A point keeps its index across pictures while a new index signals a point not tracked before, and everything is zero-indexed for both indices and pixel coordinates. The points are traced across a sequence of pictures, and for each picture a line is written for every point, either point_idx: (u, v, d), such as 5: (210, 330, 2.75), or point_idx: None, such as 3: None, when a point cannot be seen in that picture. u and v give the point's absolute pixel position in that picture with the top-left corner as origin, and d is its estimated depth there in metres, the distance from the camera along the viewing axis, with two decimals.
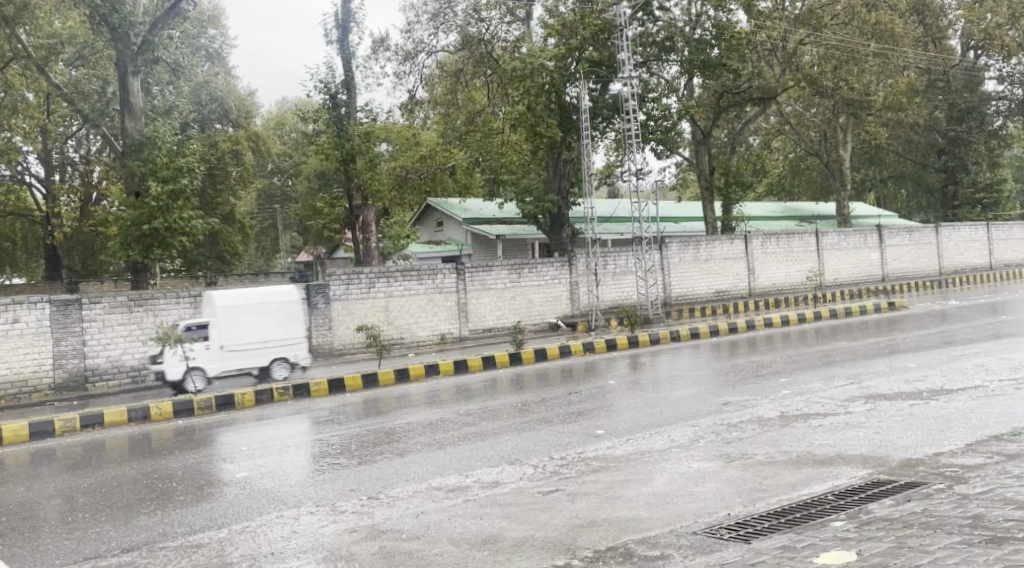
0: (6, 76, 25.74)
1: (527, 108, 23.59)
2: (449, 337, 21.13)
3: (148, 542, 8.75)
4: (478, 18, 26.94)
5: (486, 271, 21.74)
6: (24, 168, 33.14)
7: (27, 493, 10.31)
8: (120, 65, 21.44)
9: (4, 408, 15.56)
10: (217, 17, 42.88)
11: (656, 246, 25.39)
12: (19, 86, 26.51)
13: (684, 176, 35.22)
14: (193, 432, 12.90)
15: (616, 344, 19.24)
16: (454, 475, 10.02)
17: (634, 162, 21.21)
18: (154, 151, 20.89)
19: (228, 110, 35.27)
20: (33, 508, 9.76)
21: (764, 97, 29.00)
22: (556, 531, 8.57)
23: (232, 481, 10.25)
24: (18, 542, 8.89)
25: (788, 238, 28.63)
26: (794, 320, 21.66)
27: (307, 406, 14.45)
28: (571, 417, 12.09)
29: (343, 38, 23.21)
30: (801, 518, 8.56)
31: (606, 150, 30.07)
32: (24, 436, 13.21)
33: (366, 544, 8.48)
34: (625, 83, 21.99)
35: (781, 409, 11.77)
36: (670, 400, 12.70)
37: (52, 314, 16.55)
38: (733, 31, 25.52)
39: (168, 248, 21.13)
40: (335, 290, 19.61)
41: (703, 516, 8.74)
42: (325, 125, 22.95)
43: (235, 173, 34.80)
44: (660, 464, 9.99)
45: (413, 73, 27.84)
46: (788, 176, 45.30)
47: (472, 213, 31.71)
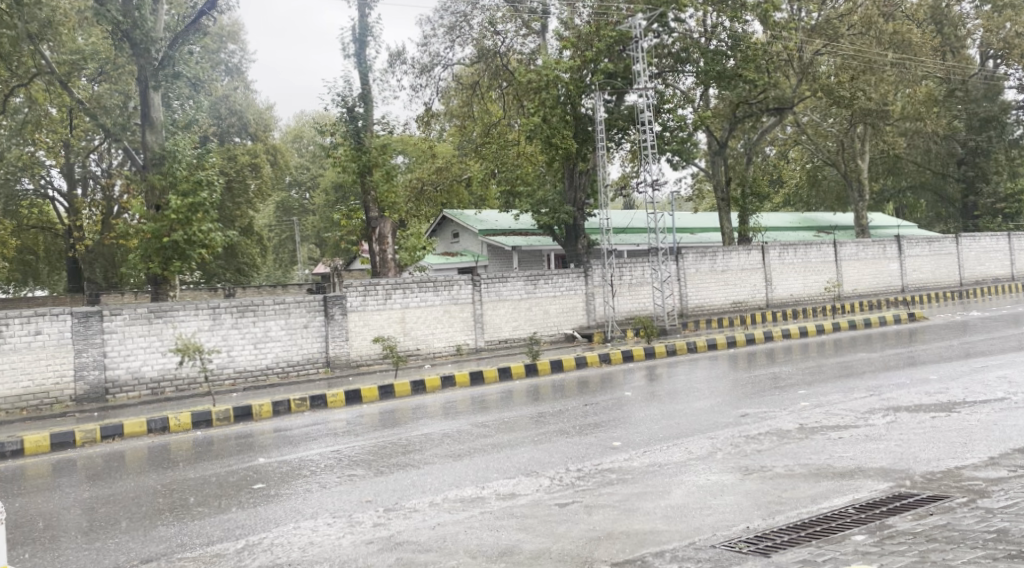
0: (30, 92, 26.04)
1: (543, 120, 23.72)
2: (465, 348, 21.11)
3: (166, 553, 8.76)
4: (494, 31, 27.06)
5: (502, 283, 21.74)
6: (47, 182, 33.54)
7: (48, 503, 10.35)
8: (141, 81, 21.64)
9: (27, 419, 15.67)
10: (236, 32, 43.14)
11: (672, 257, 25.33)
12: (43, 100, 26.75)
13: (701, 187, 35.15)
14: (212, 443, 12.94)
15: (633, 356, 19.14)
16: (470, 487, 9.98)
17: (651, 173, 21.20)
18: (175, 165, 21.08)
19: (247, 123, 35.55)
20: (53, 519, 9.80)
21: (780, 108, 28.98)
22: (573, 543, 8.53)
23: (249, 493, 10.24)
24: (38, 552, 8.92)
25: (805, 248, 28.49)
26: (812, 332, 21.50)
27: (323, 417, 14.44)
28: (588, 429, 12.03)
29: (360, 51, 23.30)
30: (822, 532, 8.49)
31: (622, 160, 30.00)
32: (45, 447, 13.33)
33: (383, 556, 8.47)
34: (641, 95, 21.98)
35: (800, 421, 11.68)
36: (688, 412, 12.61)
37: (74, 326, 16.65)
38: (750, 42, 25.64)
39: (188, 260, 21.17)
40: (352, 301, 19.63)
41: (721, 528, 8.67)
42: (342, 138, 23.10)
43: (253, 187, 34.95)
44: (677, 477, 9.92)
45: (430, 86, 27.97)
46: (805, 186, 45.10)
47: (488, 224, 31.70)
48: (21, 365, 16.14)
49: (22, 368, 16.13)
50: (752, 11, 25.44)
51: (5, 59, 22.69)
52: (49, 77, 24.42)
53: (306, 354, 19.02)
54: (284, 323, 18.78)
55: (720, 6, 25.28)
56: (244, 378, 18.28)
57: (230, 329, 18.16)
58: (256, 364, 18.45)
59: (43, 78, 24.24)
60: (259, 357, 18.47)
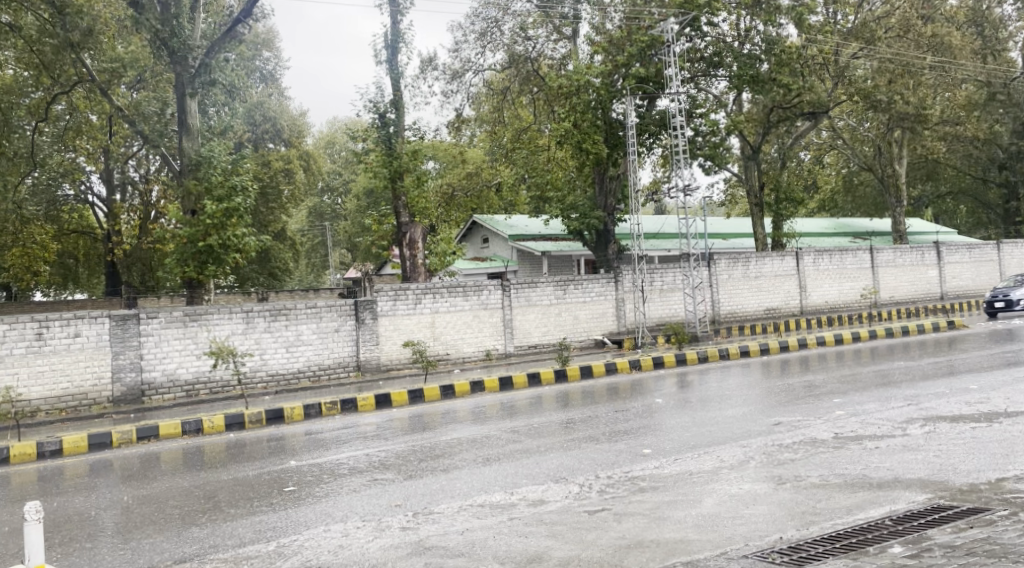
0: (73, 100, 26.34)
1: (573, 125, 23.66)
2: (494, 353, 21.04)
3: (199, 554, 8.75)
4: (524, 36, 26.98)
5: (531, 288, 21.67)
6: (87, 188, 33.88)
7: (84, 503, 10.38)
8: (178, 87, 21.83)
9: (66, 419, 15.81)
10: (271, 40, 43.47)
11: (704, 263, 25.10)
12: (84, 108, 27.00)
13: (733, 192, 34.86)
14: (244, 445, 12.95)
15: (663, 362, 18.92)
16: (499, 492, 9.90)
17: (682, 178, 21.06)
18: (211, 170, 21.18)
19: (281, 129, 35.78)
20: (89, 518, 9.82)
21: (815, 112, 28.64)
22: (603, 551, 8.42)
23: (282, 495, 10.22)
24: (75, 551, 8.95)
25: (841, 254, 28.14)
26: (848, 339, 21.12)
27: (354, 421, 14.42)
28: (617, 436, 11.92)
29: (392, 58, 23.34)
30: (858, 543, 8.31)
31: (654, 165, 29.79)
32: (83, 447, 13.41)
33: (411, 560, 8.39)
34: (673, 99, 21.82)
35: (834, 430, 11.48)
36: (719, 420, 12.44)
37: (112, 328, 16.79)
38: (784, 45, 25.23)
39: (222, 264, 21.29)
40: (382, 306, 19.64)
41: (754, 538, 8.52)
42: (374, 143, 23.20)
43: (286, 192, 35.11)
44: (709, 485, 9.77)
45: (460, 91, 27.95)
46: (841, 192, 44.45)
47: (517, 229, 31.63)
48: (61, 366, 16.29)
49: (62, 369, 16.28)
50: (786, 15, 25.11)
51: (46, 66, 22.80)
52: (90, 85, 24.61)
53: (336, 358, 19.04)
54: (316, 327, 18.80)
55: (754, 10, 25.03)
56: (277, 381, 18.33)
57: (263, 333, 18.21)
58: (289, 368, 18.49)
59: (84, 86, 24.22)
60: (291, 361, 18.51)
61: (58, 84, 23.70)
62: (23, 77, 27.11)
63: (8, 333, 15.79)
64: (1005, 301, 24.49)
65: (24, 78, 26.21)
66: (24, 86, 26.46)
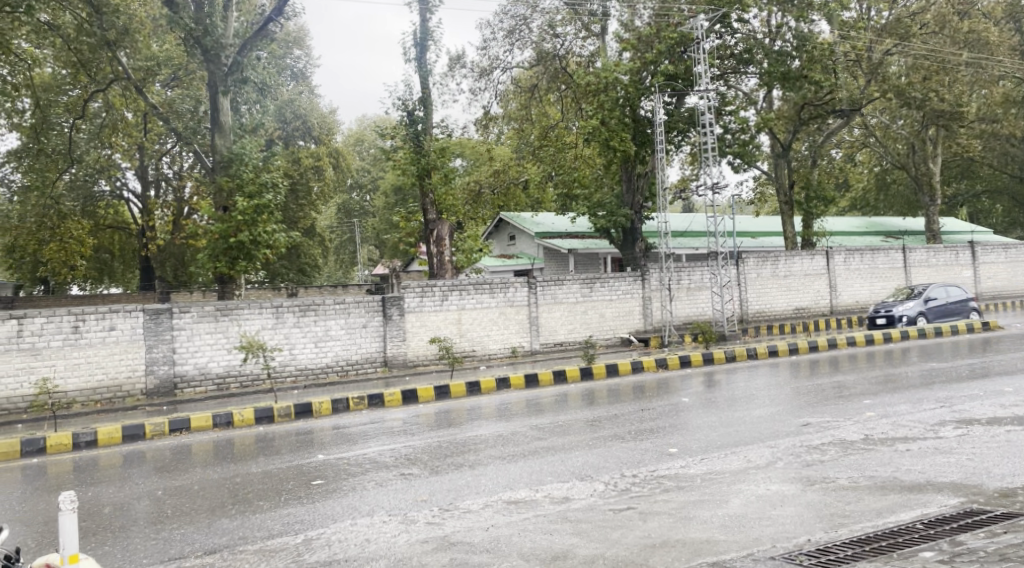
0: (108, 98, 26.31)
1: (601, 123, 23.48)
2: (520, 350, 20.98)
3: (229, 545, 8.77)
4: (552, 34, 26.87)
5: (557, 285, 21.58)
6: (123, 184, 34.12)
7: (117, 493, 10.45)
8: (211, 86, 21.95)
9: (100, 411, 15.96)
10: (302, 37, 43.66)
11: (733, 261, 24.91)
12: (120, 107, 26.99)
13: (763, 191, 34.51)
14: (274, 439, 12.99)
15: (690, 361, 18.75)
16: (524, 489, 9.83)
17: (711, 176, 20.87)
18: (242, 167, 21.26)
19: (311, 127, 35.88)
20: (122, 508, 9.88)
21: (848, 109, 28.20)
22: (628, 550, 8.34)
23: (310, 488, 10.22)
24: (109, 540, 9.00)
25: (872, 254, 27.79)
26: (879, 340, 20.83)
27: (380, 416, 14.39)
28: (643, 434, 11.82)
29: (421, 55, 23.33)
30: (888, 547, 8.19)
31: (682, 163, 29.54)
32: (117, 439, 13.49)
33: (437, 555, 8.37)
34: (702, 96, 21.63)
35: (865, 432, 11.31)
36: (746, 420, 12.29)
37: (145, 322, 16.90)
38: (817, 42, 24.94)
39: (253, 259, 21.34)
40: (409, 302, 19.63)
41: (782, 540, 8.41)
42: (402, 141, 23.20)
43: (316, 189, 35.19)
44: (736, 485, 9.66)
45: (488, 89, 27.90)
46: (873, 190, 43.86)
47: (545, 227, 31.54)
48: (96, 359, 16.45)
49: (97, 362, 16.45)
50: (819, 11, 24.84)
51: (83, 64, 22.99)
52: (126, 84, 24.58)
53: (364, 353, 19.07)
54: (344, 323, 18.86)
55: (785, 6, 24.77)
56: (306, 375, 18.38)
57: (292, 328, 18.28)
58: (317, 362, 18.54)
59: (120, 84, 24.43)
60: (319, 356, 18.56)
61: (93, 82, 23.87)
62: (61, 76, 27.33)
63: (46, 326, 15.99)
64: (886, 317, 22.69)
65: (61, 76, 26.46)
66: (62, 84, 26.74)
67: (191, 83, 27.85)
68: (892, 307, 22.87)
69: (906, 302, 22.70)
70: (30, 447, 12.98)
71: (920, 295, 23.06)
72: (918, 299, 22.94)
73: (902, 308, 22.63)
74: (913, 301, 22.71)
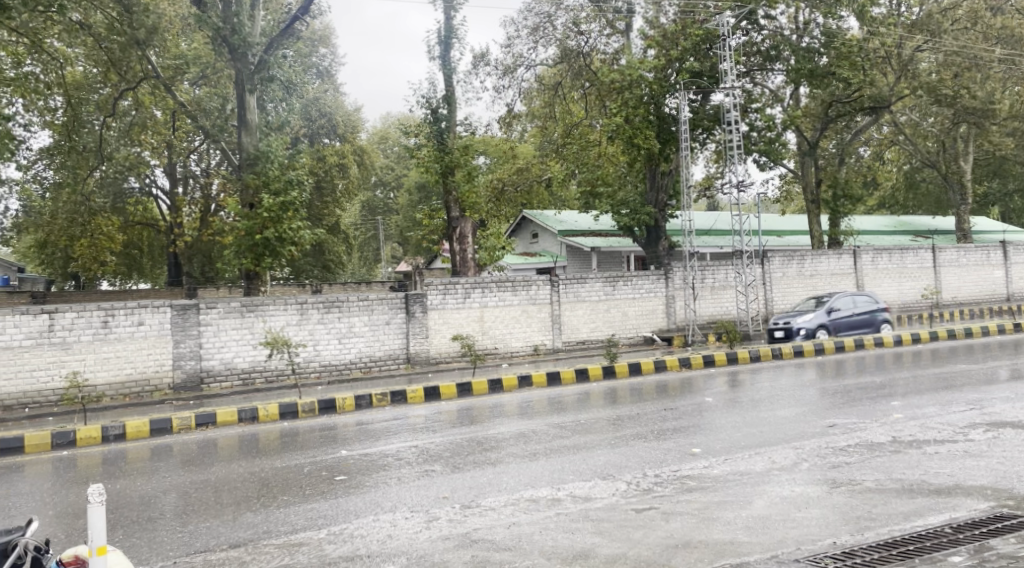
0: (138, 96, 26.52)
1: (625, 120, 23.33)
2: (542, 348, 20.91)
3: (253, 539, 8.75)
4: (577, 31, 26.70)
5: (580, 283, 21.47)
6: (151, 181, 34.27)
7: (145, 486, 10.47)
8: (238, 83, 22.00)
9: (128, 404, 16.06)
10: (328, 35, 43.78)
11: (758, 260, 24.74)
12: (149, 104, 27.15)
13: (789, 189, 34.21)
14: (298, 434, 12.99)
15: (714, 360, 18.58)
16: (546, 488, 9.76)
17: (736, 174, 20.67)
18: (268, 165, 21.31)
19: (336, 125, 35.98)
20: (148, 501, 9.90)
21: (876, 107, 27.78)
22: (650, 550, 8.25)
23: (334, 483, 10.20)
24: (135, 532, 9.02)
25: (901, 253, 27.50)
26: (907, 340, 20.58)
27: (403, 413, 14.37)
28: (666, 434, 11.71)
29: (445, 54, 23.28)
30: (915, 551, 8.05)
31: (707, 161, 29.31)
32: (145, 432, 13.53)
33: (458, 553, 8.31)
34: (727, 94, 21.47)
35: (892, 434, 11.15)
36: (771, 420, 12.15)
37: (173, 318, 16.99)
38: (845, 39, 24.68)
39: (278, 256, 21.39)
40: (432, 299, 19.59)
41: (807, 542, 8.29)
42: (426, 139, 23.12)
43: (341, 187, 35.21)
44: (760, 486, 9.54)
45: (512, 87, 27.81)
46: (902, 189, 43.37)
47: (568, 225, 31.46)
48: (125, 353, 16.59)
49: (126, 356, 16.57)
50: (847, 7, 24.54)
51: (114, 63, 23.10)
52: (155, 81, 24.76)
53: (387, 350, 19.06)
54: (368, 319, 18.85)
55: (814, 2, 24.46)
56: (329, 371, 18.40)
57: (316, 324, 18.30)
58: (341, 359, 18.55)
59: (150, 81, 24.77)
60: (343, 352, 18.57)
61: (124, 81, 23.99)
62: (90, 73, 27.44)
63: (77, 321, 16.15)
64: (785, 330, 20.77)
65: (92, 74, 26.62)
66: (92, 81, 26.94)
67: (218, 81, 27.95)
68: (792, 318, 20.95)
69: (808, 314, 20.82)
70: (61, 439, 13.05)
71: (824, 305, 21.16)
72: (820, 309, 21.12)
73: (802, 320, 20.71)
74: (815, 313, 20.84)
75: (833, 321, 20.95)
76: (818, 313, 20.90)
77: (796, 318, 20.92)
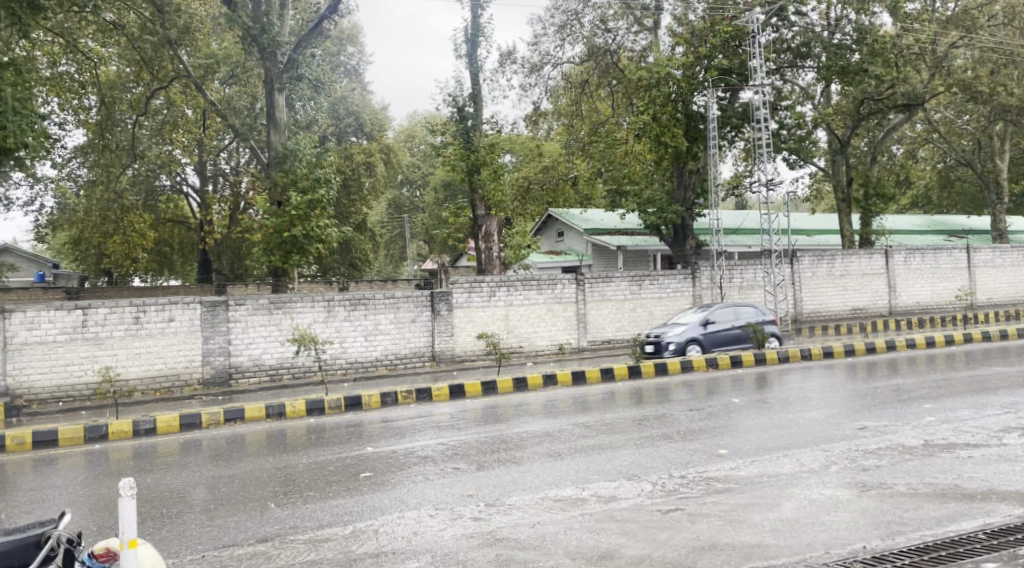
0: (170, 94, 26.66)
1: (652, 118, 23.12)
2: (567, 347, 20.80)
3: (280, 533, 8.72)
4: (605, 29, 26.52)
5: (606, 282, 21.32)
6: (182, 179, 34.42)
7: (174, 480, 10.48)
8: (267, 81, 21.98)
9: (159, 400, 16.13)
10: (356, 35, 43.91)
11: (787, 260, 24.51)
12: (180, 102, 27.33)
13: (819, 188, 33.85)
14: (324, 431, 12.96)
15: (741, 361, 18.38)
16: (571, 487, 9.65)
17: (765, 172, 20.42)
18: (296, 162, 21.35)
19: (363, 123, 36.14)
20: (177, 495, 9.90)
21: (910, 104, 27.35)
22: (677, 551, 8.12)
23: (359, 480, 10.15)
24: (164, 526, 9.01)
25: (934, 253, 27.10)
26: (940, 342, 20.27)
27: (427, 410, 14.31)
28: (693, 434, 11.57)
29: (472, 52, 23.21)
30: (947, 557, 7.87)
31: (736, 159, 29.04)
32: (175, 427, 13.55)
33: (483, 551, 8.23)
34: (756, 92, 21.26)
35: (924, 437, 10.94)
36: (799, 422, 11.98)
37: (203, 314, 17.07)
38: (877, 34, 24.25)
39: (305, 254, 21.42)
40: (457, 297, 19.53)
41: (836, 547, 8.12)
42: (452, 137, 23.08)
43: (368, 185, 35.22)
44: (788, 489, 9.37)
45: (538, 85, 27.69)
46: (936, 188, 42.75)
47: (594, 223, 31.32)
48: (156, 349, 16.66)
49: (157, 352, 16.65)
50: (880, 2, 24.23)
51: (147, 62, 23.23)
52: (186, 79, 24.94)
53: (413, 348, 19.02)
54: (393, 317, 18.81)
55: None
56: (355, 368, 18.40)
57: (343, 321, 18.30)
58: (367, 356, 18.55)
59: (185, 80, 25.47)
60: (369, 349, 18.56)
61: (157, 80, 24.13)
62: (122, 71, 27.59)
63: (109, 316, 16.25)
64: (654, 344, 18.81)
65: (125, 73, 26.79)
66: (125, 80, 27.10)
67: (249, 81, 28.07)
68: (663, 331, 19.00)
69: (678, 327, 18.85)
70: (93, 433, 13.11)
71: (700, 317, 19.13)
72: (696, 321, 19.09)
73: (671, 333, 18.75)
74: (686, 325, 18.83)
75: (707, 337, 18.89)
76: (691, 325, 18.86)
77: (667, 331, 18.95)
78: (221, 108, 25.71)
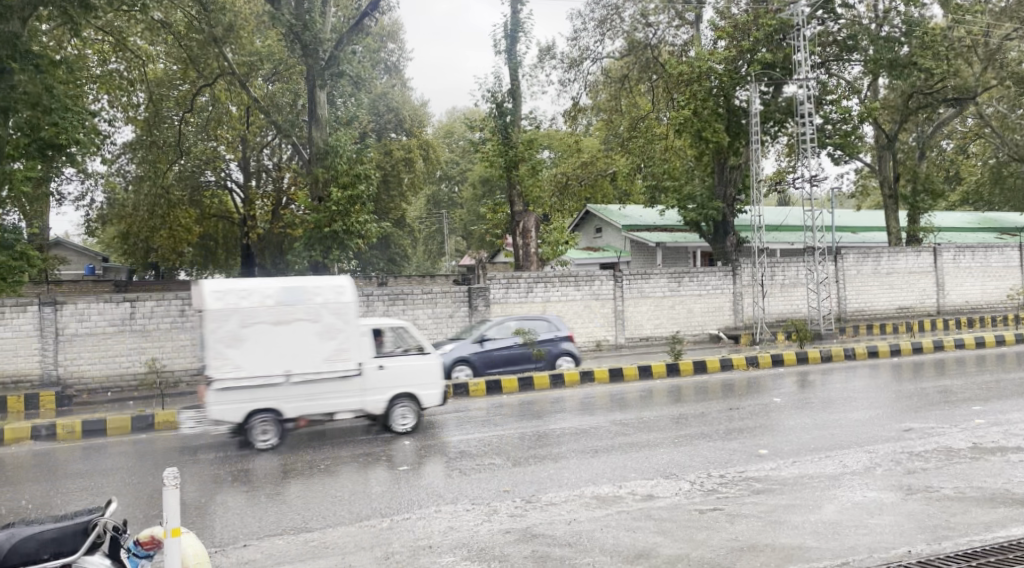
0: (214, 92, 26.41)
1: (694, 113, 22.92)
2: (605, 344, 20.64)
3: (320, 524, 8.69)
4: (645, 23, 26.10)
5: (644, 279, 21.10)
6: (227, 175, 34.60)
7: (216, 470, 10.49)
8: (308, 79, 22.00)
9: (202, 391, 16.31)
10: (397, 32, 44.04)
11: (831, 257, 24.12)
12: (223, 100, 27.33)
13: (864, 184, 33.31)
14: (362, 424, 12.93)
15: (783, 360, 18.10)
16: (608, 484, 9.51)
17: (809, 169, 20.12)
18: (336, 159, 21.11)
19: (403, 119, 36.22)
20: (218, 485, 9.91)
21: (961, 98, 26.78)
22: (715, 552, 7.94)
23: (398, 473, 10.08)
24: (205, 515, 9.01)
25: (985, 251, 26.45)
26: (990, 342, 19.81)
27: (466, 405, 14.24)
28: (733, 433, 11.37)
29: (511, 47, 23.09)
30: (997, 562, 7.62)
31: (779, 154, 28.61)
32: None
33: (519, 546, 8.12)
34: (801, 85, 20.87)
35: (973, 440, 10.64)
36: (843, 422, 11.74)
37: None
38: (927, 27, 23.85)
39: (347, 249, 21.54)
40: (495, 293, 19.47)
41: (880, 550, 7.91)
42: (491, 133, 22.97)
43: (407, 180, 35.15)
44: (831, 491, 9.15)
45: (577, 80, 27.46)
46: (987, 185, 41.81)
47: (633, 219, 31.09)
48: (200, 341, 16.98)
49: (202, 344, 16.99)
50: None
51: (192, 61, 23.39)
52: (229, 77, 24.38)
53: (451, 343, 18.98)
54: (431, 312, 18.78)
55: None
56: None
57: (382, 316, 18.32)
58: None
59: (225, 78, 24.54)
60: None
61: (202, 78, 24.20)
62: (169, 69, 27.74)
63: (156, 309, 16.67)
64: None
65: (170, 69, 26.96)
66: (172, 77, 27.27)
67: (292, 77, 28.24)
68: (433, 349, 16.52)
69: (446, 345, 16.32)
70: (140, 423, 13.19)
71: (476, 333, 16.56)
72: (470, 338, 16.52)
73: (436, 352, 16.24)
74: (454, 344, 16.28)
75: (479, 358, 16.31)
76: (459, 343, 16.29)
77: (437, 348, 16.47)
78: (265, 105, 25.81)
